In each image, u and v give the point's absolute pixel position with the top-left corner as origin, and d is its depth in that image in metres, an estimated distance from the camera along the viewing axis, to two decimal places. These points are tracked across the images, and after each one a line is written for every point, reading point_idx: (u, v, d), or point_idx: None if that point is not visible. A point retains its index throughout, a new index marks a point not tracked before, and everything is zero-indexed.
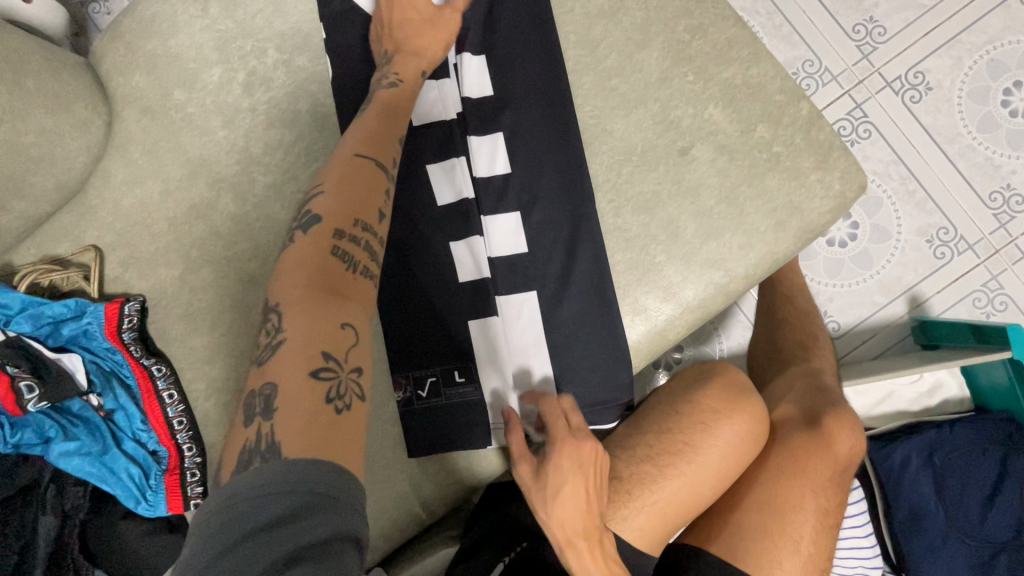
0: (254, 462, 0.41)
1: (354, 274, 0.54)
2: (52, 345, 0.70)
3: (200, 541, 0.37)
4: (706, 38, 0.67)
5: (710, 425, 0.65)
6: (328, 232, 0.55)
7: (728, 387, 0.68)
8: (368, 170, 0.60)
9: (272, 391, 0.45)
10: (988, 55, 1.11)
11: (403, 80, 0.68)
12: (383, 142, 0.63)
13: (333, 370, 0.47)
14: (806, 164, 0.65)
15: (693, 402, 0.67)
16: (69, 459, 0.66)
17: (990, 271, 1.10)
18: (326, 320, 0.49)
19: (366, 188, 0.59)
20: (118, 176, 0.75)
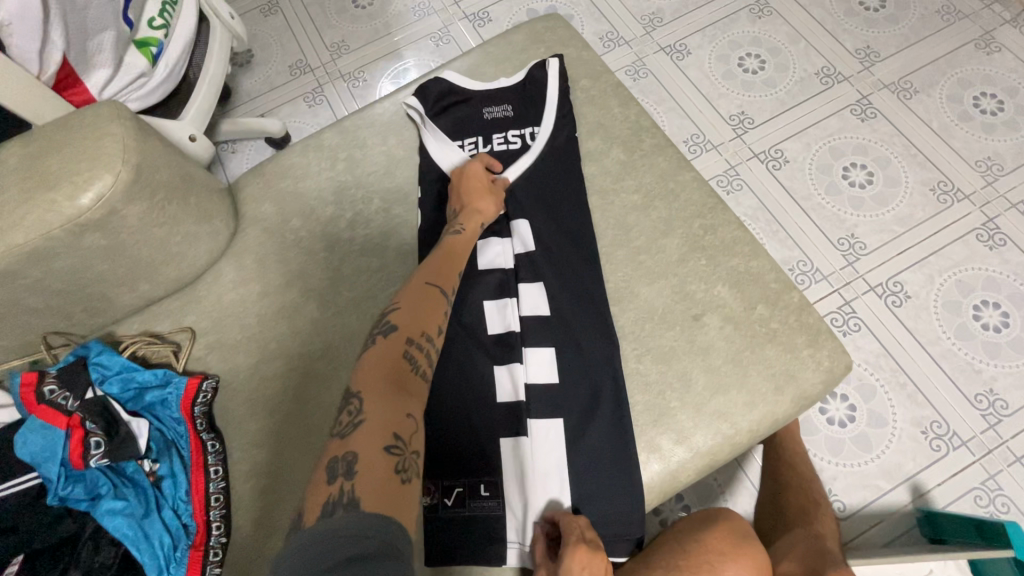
0: (337, 510, 0.50)
1: (416, 375, 0.67)
2: (129, 407, 0.78)
3: (294, 568, 0.45)
4: (716, 234, 0.85)
5: (716, 566, 0.69)
6: (401, 340, 0.68)
7: (731, 531, 0.74)
8: (436, 296, 0.76)
9: (352, 458, 0.55)
10: (956, 276, 1.31)
11: (466, 231, 0.84)
12: (449, 274, 0.79)
13: (399, 448, 0.58)
14: (798, 341, 0.78)
15: (700, 541, 0.73)
16: (112, 518, 0.70)
17: (986, 470, 1.15)
18: (396, 409, 0.61)
19: (433, 309, 0.74)
20: (228, 275, 0.91)
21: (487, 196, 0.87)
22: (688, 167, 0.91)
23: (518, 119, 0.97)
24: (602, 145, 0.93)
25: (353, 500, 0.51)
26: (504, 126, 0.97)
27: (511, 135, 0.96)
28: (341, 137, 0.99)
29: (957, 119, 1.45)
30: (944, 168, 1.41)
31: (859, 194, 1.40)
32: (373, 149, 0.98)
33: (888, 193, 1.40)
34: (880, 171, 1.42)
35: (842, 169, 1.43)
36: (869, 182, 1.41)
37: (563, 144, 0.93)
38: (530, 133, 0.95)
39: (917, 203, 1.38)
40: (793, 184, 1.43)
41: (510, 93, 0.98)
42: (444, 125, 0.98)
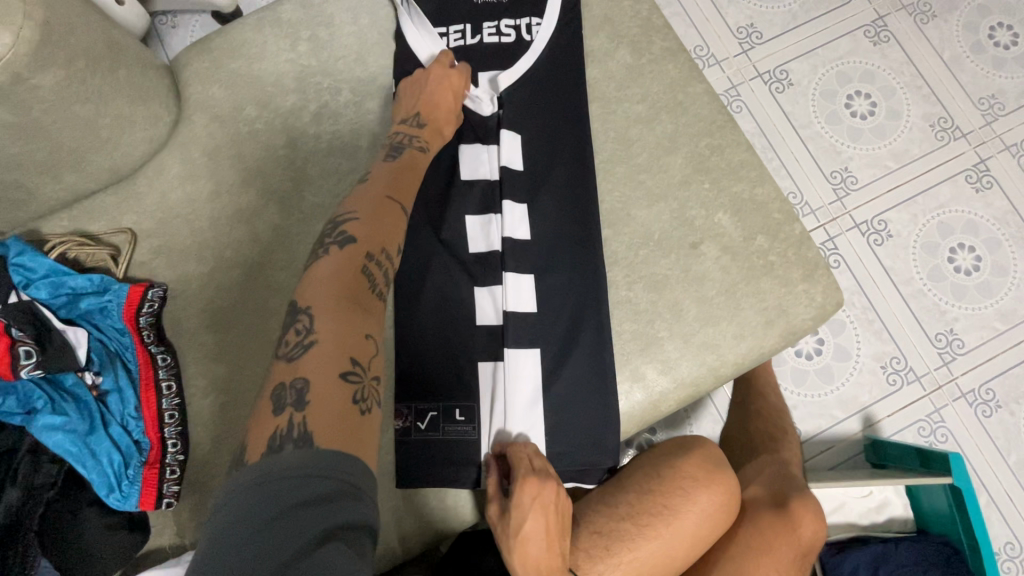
0: (287, 447, 0.45)
1: (375, 294, 0.59)
2: (64, 315, 0.69)
3: (233, 517, 0.41)
4: (722, 156, 0.78)
5: (689, 491, 0.71)
6: (358, 255, 0.60)
7: (706, 458, 0.74)
8: (396, 209, 0.67)
9: (303, 387, 0.50)
10: (938, 217, 1.30)
11: (430, 148, 0.76)
12: (410, 188, 0.70)
13: (358, 376, 0.52)
14: (795, 275, 0.75)
15: (675, 467, 0.73)
16: (51, 433, 0.64)
17: (933, 404, 1.22)
18: (352, 332, 0.54)
19: (393, 224, 0.65)
20: (172, 170, 0.79)
21: (452, 120, 0.78)
22: (700, 78, 0.82)
23: (514, 6, 0.83)
24: (608, 44, 0.82)
25: (306, 434, 0.46)
26: (499, 13, 0.83)
27: (507, 26, 0.82)
28: (303, 12, 0.84)
29: (969, 50, 1.38)
30: (946, 103, 1.35)
31: (859, 125, 1.34)
32: (342, 29, 0.83)
33: (888, 126, 1.34)
34: (884, 102, 1.35)
35: (846, 97, 1.36)
36: (871, 113, 1.35)
37: (564, 40, 0.82)
38: (527, 25, 0.82)
39: (914, 138, 1.33)
40: (794, 110, 1.35)
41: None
42: (426, 6, 0.83)
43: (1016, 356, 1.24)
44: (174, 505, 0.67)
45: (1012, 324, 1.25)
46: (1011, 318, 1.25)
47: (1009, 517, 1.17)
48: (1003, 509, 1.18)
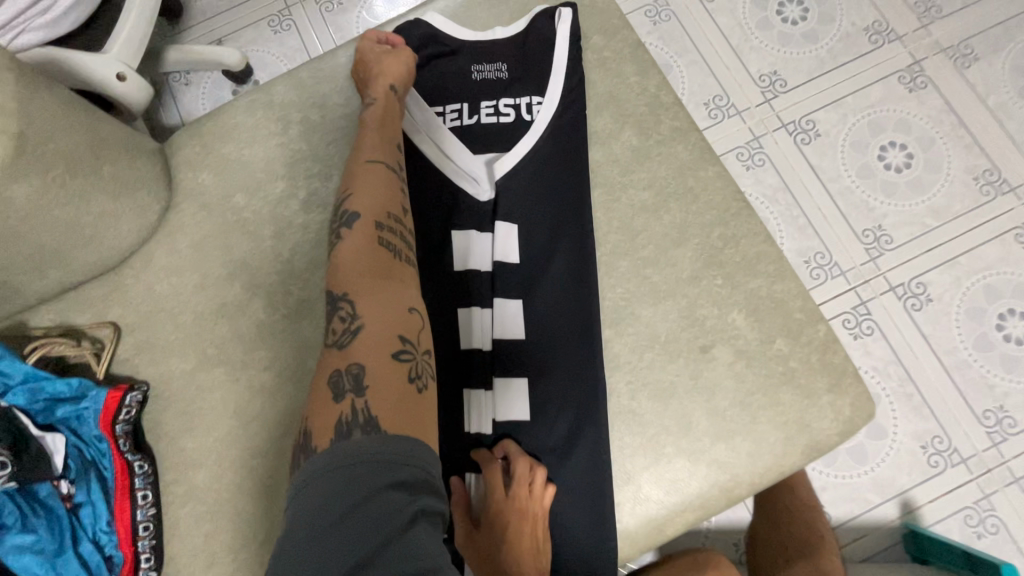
0: (355, 432, 0.48)
1: (401, 261, 0.62)
2: (42, 421, 0.67)
3: (324, 492, 0.44)
4: (736, 249, 0.72)
5: None
6: (370, 225, 0.62)
7: None
8: (383, 172, 0.66)
9: (358, 370, 0.52)
10: (985, 280, 1.19)
11: (377, 100, 0.72)
12: (390, 148, 0.69)
13: (409, 352, 0.55)
14: (819, 384, 0.68)
15: None
16: (19, 555, 0.62)
17: (981, 490, 1.10)
18: (394, 306, 0.57)
19: (391, 185, 0.66)
20: (159, 261, 0.77)
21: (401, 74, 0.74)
22: (712, 161, 0.76)
23: (513, 85, 0.79)
24: (613, 124, 0.77)
25: (371, 421, 0.48)
26: (497, 92, 0.79)
27: (506, 106, 0.78)
28: (296, 92, 0.81)
29: (1017, 97, 1.27)
30: (992, 154, 1.25)
31: (894, 179, 1.25)
32: (334, 111, 0.80)
33: (926, 180, 1.24)
34: (922, 153, 1.25)
35: (879, 148, 1.26)
36: (908, 165, 1.25)
37: (568, 121, 0.77)
38: (527, 105, 0.78)
39: (957, 192, 1.23)
40: (822, 162, 1.26)
41: (505, 50, 0.80)
42: (421, 85, 0.80)
43: None
44: None
45: None
46: None
47: None
48: None
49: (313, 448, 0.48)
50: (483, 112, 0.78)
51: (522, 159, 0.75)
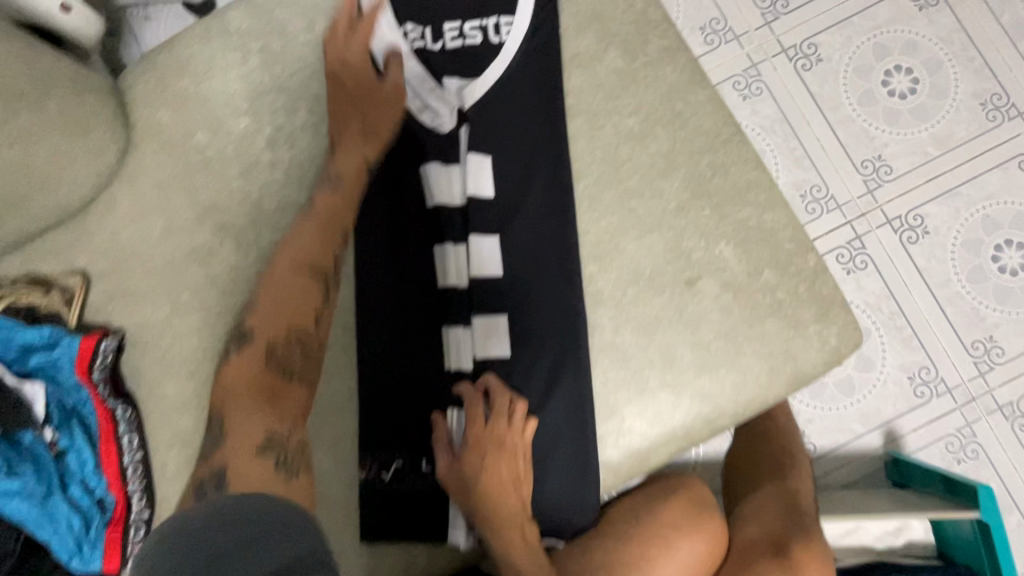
0: (207, 491, 0.50)
1: (286, 379, 0.65)
2: (18, 370, 0.66)
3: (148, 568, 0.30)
4: (726, 177, 0.69)
5: (670, 541, 0.70)
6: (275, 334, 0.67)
7: (689, 505, 0.74)
8: (304, 286, 0.68)
9: (216, 472, 0.52)
10: (984, 210, 1.16)
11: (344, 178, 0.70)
12: (327, 232, 0.70)
13: (274, 443, 0.57)
14: (806, 315, 0.66)
15: (656, 515, 0.72)
16: (7, 501, 0.61)
17: (965, 418, 1.12)
18: (264, 418, 0.58)
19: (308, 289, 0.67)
20: (123, 205, 0.74)
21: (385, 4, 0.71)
22: (702, 83, 0.71)
23: (479, 2, 0.72)
24: (596, 45, 0.71)
25: (219, 477, 0.52)
26: (462, 12, 0.72)
27: (473, 27, 0.72)
28: (254, 18, 0.75)
29: None
30: (1003, 76, 1.18)
31: (897, 106, 1.19)
32: (296, 38, 0.74)
33: (930, 107, 1.18)
34: (928, 78, 1.19)
35: (883, 73, 1.20)
36: (912, 91, 1.19)
37: (539, 41, 0.71)
38: (494, 25, 0.71)
39: (961, 119, 1.18)
40: (822, 91, 1.20)
41: None
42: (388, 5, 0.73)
43: None
44: None
45: None
46: None
47: None
48: None
49: (222, 486, 0.51)
50: (449, 35, 0.72)
51: (494, 87, 0.71)
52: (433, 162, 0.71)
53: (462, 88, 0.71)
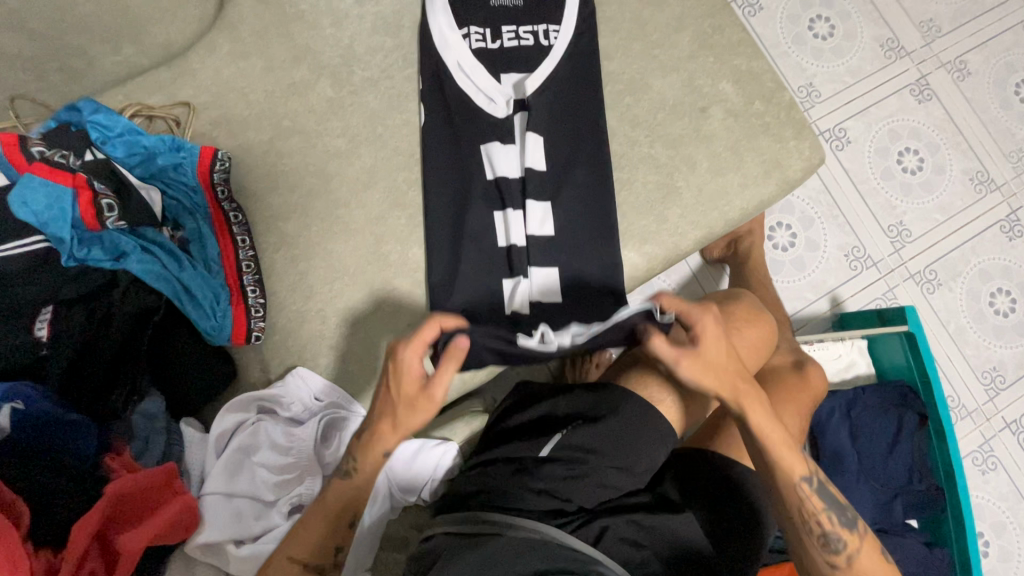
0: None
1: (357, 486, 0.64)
2: (140, 174, 0.74)
3: None
4: (723, 35, 0.90)
5: (740, 331, 0.82)
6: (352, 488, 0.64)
7: (750, 307, 0.86)
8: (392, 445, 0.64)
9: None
10: (889, 125, 1.48)
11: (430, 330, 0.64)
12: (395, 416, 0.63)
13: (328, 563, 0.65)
14: (787, 133, 0.88)
15: (726, 311, 0.85)
16: (148, 273, 0.68)
17: (887, 285, 1.41)
18: (321, 527, 0.64)
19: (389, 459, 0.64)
20: (221, 47, 0.83)
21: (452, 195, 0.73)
22: None
23: None
24: None
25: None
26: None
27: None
28: None
29: None
30: (894, 26, 1.52)
31: (821, 45, 1.50)
32: None
33: (846, 46, 1.50)
34: (842, 25, 1.51)
35: (810, 20, 1.50)
36: (831, 34, 1.50)
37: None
38: None
39: (868, 57, 1.50)
40: (765, 32, 1.49)
41: None
42: None
43: (953, 243, 1.44)
44: (261, 340, 0.75)
45: (950, 215, 1.45)
46: (949, 210, 1.45)
47: (949, 375, 1.39)
48: (944, 368, 1.39)
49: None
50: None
51: (546, 30, 0.87)
52: (482, 48, 0.86)
53: (518, 34, 0.86)
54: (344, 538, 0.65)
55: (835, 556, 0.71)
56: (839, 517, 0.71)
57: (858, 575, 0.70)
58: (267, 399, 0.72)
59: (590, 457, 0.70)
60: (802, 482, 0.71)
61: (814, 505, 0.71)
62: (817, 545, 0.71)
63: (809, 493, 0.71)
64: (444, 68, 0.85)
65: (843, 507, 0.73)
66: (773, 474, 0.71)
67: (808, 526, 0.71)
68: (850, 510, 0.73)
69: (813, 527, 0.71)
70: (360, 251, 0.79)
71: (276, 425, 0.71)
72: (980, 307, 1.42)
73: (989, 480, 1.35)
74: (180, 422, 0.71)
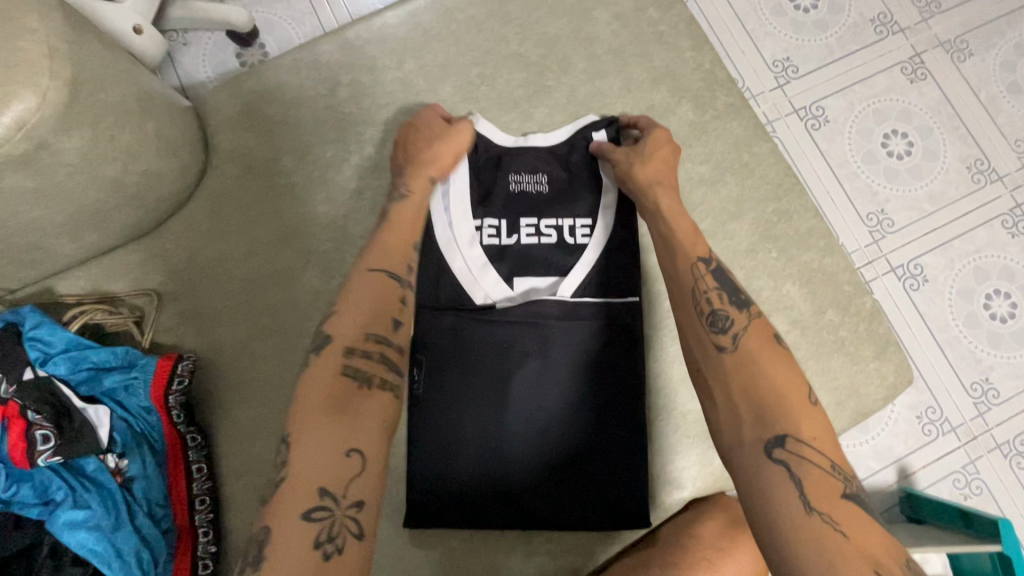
0: None
1: (367, 391, 0.50)
2: (84, 392, 0.63)
3: None
4: (790, 223, 0.74)
5: (714, 563, 0.61)
6: (341, 353, 0.51)
7: (731, 521, 0.64)
8: (382, 290, 0.56)
9: (265, 539, 0.42)
10: (975, 262, 1.27)
11: (412, 194, 0.67)
12: (399, 257, 0.60)
13: (326, 509, 0.43)
14: (866, 352, 0.72)
15: (697, 536, 0.63)
16: (74, 532, 0.58)
17: (968, 455, 1.19)
18: (330, 448, 0.45)
19: (384, 303, 0.55)
20: (201, 225, 0.73)
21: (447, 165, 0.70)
22: (765, 136, 0.77)
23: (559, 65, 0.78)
24: (669, 98, 0.77)
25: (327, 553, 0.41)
26: (529, 159, 0.74)
27: (536, 169, 0.74)
28: (342, 52, 0.78)
29: (1006, 91, 1.34)
30: (984, 145, 1.32)
31: (895, 164, 1.30)
32: (385, 74, 0.78)
33: (925, 167, 1.30)
34: (920, 142, 1.31)
35: (882, 135, 1.31)
36: (908, 152, 1.31)
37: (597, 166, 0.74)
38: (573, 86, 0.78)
39: (951, 180, 1.30)
40: (829, 149, 1.31)
41: (556, 33, 0.79)
42: (474, 59, 0.78)
43: None
44: None
45: None
46: None
47: None
48: None
49: None
50: (516, 178, 0.73)
51: (572, 226, 0.72)
52: (495, 245, 0.72)
53: (538, 228, 0.72)
54: (381, 402, 0.50)
55: (721, 339, 0.54)
56: (733, 297, 0.56)
57: (747, 363, 0.51)
58: None
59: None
60: (697, 261, 0.59)
61: (709, 285, 0.58)
62: (702, 325, 0.55)
63: (706, 273, 0.58)
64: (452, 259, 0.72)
65: (738, 292, 0.58)
66: (669, 246, 0.62)
67: (695, 303, 0.56)
68: (745, 294, 0.57)
69: (700, 303, 0.56)
70: None
71: None
72: None
73: None
74: None
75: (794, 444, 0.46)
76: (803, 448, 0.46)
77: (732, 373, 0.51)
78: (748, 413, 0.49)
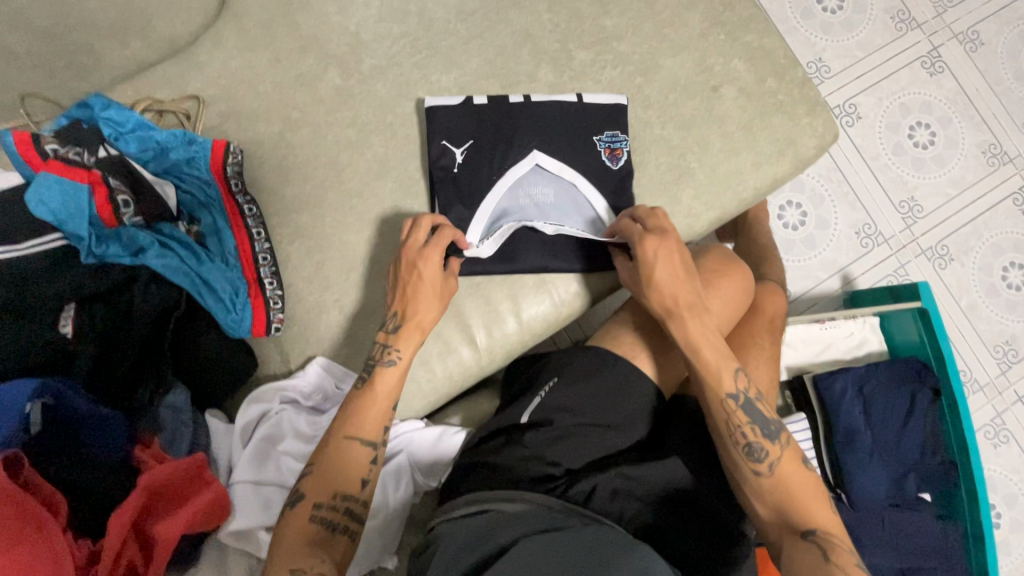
0: None
1: (333, 534, 0.63)
2: (153, 169, 0.75)
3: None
4: (734, 11, 0.89)
5: (715, 281, 0.80)
6: (307, 510, 0.63)
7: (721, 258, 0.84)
8: (350, 456, 0.66)
9: None
10: (901, 99, 1.45)
11: (402, 358, 0.70)
12: (370, 421, 0.67)
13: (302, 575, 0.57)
14: (800, 110, 0.87)
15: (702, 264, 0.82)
16: (168, 266, 0.70)
17: (899, 261, 1.40)
18: (299, 559, 0.58)
19: (347, 472, 0.65)
20: (229, 39, 0.83)
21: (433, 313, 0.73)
22: None
23: None
24: None
25: None
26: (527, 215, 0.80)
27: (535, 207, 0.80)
28: None
29: None
30: None
31: (829, 18, 1.47)
32: None
33: (855, 19, 1.47)
34: None
35: None
36: (840, 7, 1.47)
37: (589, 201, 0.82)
38: None
39: (878, 30, 1.47)
40: (772, 7, 1.46)
41: None
42: None
43: (965, 218, 1.43)
44: (281, 331, 0.77)
45: (963, 189, 1.44)
46: (962, 184, 1.44)
47: (959, 348, 1.39)
48: (956, 344, 1.39)
49: None
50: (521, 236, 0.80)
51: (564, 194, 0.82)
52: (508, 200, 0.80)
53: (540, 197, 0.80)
54: (343, 547, 0.62)
55: (760, 466, 0.67)
56: (768, 429, 0.68)
57: (782, 486, 0.66)
58: (290, 388, 0.75)
59: (560, 414, 0.68)
60: (729, 398, 0.69)
61: (742, 418, 0.68)
62: (742, 456, 0.67)
63: (739, 408, 0.68)
64: (454, 57, 0.85)
65: (770, 422, 0.69)
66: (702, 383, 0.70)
67: (732, 437, 0.67)
68: (776, 423, 0.69)
69: (738, 437, 0.67)
70: (376, 239, 0.79)
71: (299, 414, 0.74)
72: (993, 283, 1.41)
73: (1001, 454, 1.35)
74: (207, 413, 0.74)
75: (822, 534, 0.63)
76: (829, 536, 0.63)
77: (770, 496, 0.66)
78: (776, 511, 0.66)
